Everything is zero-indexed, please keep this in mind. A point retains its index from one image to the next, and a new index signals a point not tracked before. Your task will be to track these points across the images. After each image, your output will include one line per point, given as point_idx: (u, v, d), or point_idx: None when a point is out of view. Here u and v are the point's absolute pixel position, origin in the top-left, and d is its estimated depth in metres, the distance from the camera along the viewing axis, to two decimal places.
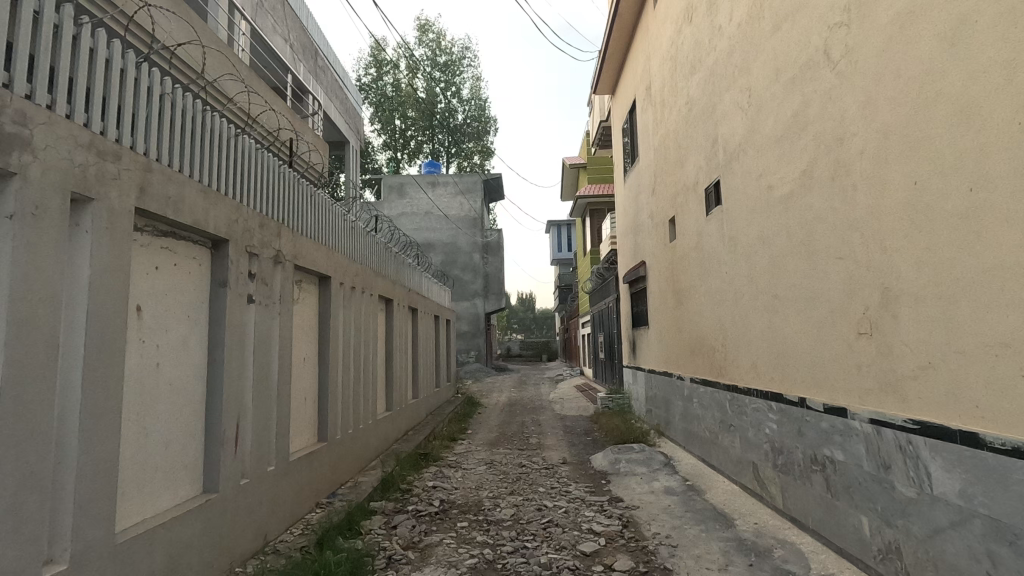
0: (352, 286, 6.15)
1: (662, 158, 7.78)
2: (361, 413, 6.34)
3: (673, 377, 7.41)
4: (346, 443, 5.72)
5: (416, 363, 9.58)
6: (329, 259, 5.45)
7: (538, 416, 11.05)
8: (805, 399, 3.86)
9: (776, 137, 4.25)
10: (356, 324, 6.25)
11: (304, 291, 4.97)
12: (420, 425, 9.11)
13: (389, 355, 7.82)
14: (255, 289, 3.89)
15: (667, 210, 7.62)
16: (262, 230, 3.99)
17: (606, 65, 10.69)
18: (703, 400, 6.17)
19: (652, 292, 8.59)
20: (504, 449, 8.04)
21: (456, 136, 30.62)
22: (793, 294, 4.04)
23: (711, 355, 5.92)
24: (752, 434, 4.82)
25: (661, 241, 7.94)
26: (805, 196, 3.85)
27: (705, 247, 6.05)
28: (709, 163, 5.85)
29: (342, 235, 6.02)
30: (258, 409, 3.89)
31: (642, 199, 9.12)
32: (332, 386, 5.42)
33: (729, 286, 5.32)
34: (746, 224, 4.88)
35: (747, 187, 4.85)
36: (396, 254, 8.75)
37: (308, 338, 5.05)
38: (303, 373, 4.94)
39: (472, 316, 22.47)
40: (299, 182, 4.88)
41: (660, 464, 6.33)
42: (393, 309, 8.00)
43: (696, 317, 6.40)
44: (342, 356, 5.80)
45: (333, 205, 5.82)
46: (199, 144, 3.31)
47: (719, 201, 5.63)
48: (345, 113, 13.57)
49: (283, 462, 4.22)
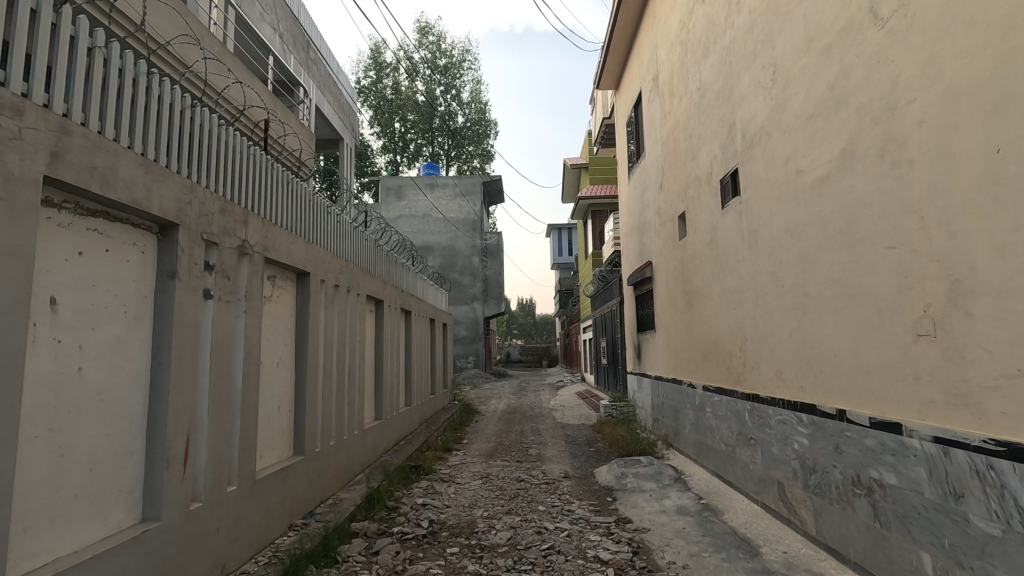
0: (337, 285, 5.65)
1: (671, 150, 7.29)
2: (346, 422, 5.83)
3: (683, 385, 6.90)
4: (327, 456, 5.21)
5: (409, 369, 9.05)
6: (309, 254, 4.93)
7: (538, 425, 10.53)
8: (845, 412, 3.36)
9: (808, 114, 3.77)
10: (341, 326, 5.75)
11: (278, 288, 4.47)
12: (412, 435, 8.59)
13: (380, 360, 7.31)
14: (215, 283, 3.39)
15: (677, 206, 7.12)
16: (224, 217, 3.49)
17: (611, 57, 10.21)
18: (718, 410, 5.65)
19: (660, 294, 8.09)
20: (501, 461, 7.52)
21: (456, 138, 30.21)
22: (829, 291, 3.54)
23: (727, 361, 5.41)
24: (776, 450, 4.31)
25: (670, 240, 7.45)
26: (845, 178, 3.35)
27: (720, 244, 5.56)
28: (725, 151, 5.36)
29: (325, 229, 5.52)
30: (216, 420, 3.39)
31: (649, 196, 8.64)
32: (310, 394, 4.91)
33: (749, 285, 4.83)
34: (771, 214, 4.39)
35: (771, 175, 4.37)
36: (388, 254, 8.26)
37: (282, 340, 4.54)
38: (277, 379, 4.44)
39: (471, 320, 21.96)
40: (275, 167, 4.40)
41: (670, 480, 5.82)
42: (385, 311, 7.50)
43: (710, 320, 5.89)
44: (324, 361, 5.30)
45: (316, 196, 5.34)
46: (141, 112, 2.83)
47: (737, 192, 5.14)
48: (339, 109, 13.11)
49: (249, 481, 3.72)
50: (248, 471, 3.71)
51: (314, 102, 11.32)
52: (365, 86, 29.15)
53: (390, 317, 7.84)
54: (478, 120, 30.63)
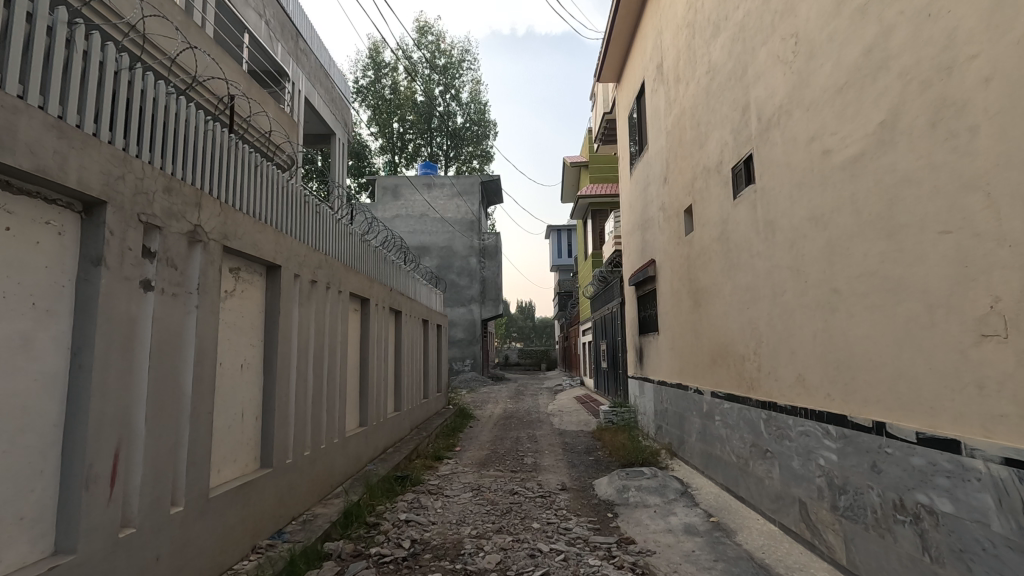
0: (314, 280, 5.18)
1: (676, 140, 6.86)
2: (324, 430, 5.37)
3: (689, 391, 6.44)
4: (302, 468, 4.75)
5: (399, 373, 8.60)
6: (280, 245, 4.48)
7: (535, 431, 10.07)
8: (884, 425, 2.91)
9: (837, 86, 3.33)
10: (319, 325, 5.30)
11: (242, 281, 4.03)
12: (401, 442, 8.12)
13: (365, 363, 6.85)
14: (157, 273, 2.94)
15: (683, 199, 6.67)
16: (170, 197, 3.04)
17: (612, 47, 9.78)
18: (728, 417, 5.19)
19: (663, 293, 7.64)
20: (495, 471, 7.05)
21: (455, 139, 29.79)
22: (864, 284, 3.09)
23: (739, 365, 4.96)
24: (798, 465, 3.86)
25: (675, 236, 7.01)
26: (884, 155, 2.91)
27: (731, 238, 5.12)
28: (738, 137, 4.92)
29: (301, 219, 5.06)
30: (158, 430, 2.94)
31: (652, 189, 8.20)
32: (281, 399, 4.46)
33: (765, 281, 4.38)
34: (790, 202, 3.94)
35: (790, 158, 3.94)
36: (377, 250, 7.81)
37: (246, 340, 4.09)
38: (240, 383, 3.99)
39: (468, 322, 21.50)
40: (239, 146, 3.96)
41: (676, 495, 5.36)
42: (371, 310, 7.04)
43: (720, 320, 5.44)
44: (299, 363, 4.85)
45: (291, 182, 4.90)
46: (53, 67, 2.40)
47: (751, 180, 4.70)
48: (331, 103, 12.67)
49: (200, 499, 3.27)
50: (199, 489, 3.25)
51: (303, 93, 10.90)
52: (363, 86, 28.75)
53: (377, 317, 7.39)
54: (477, 120, 30.21)
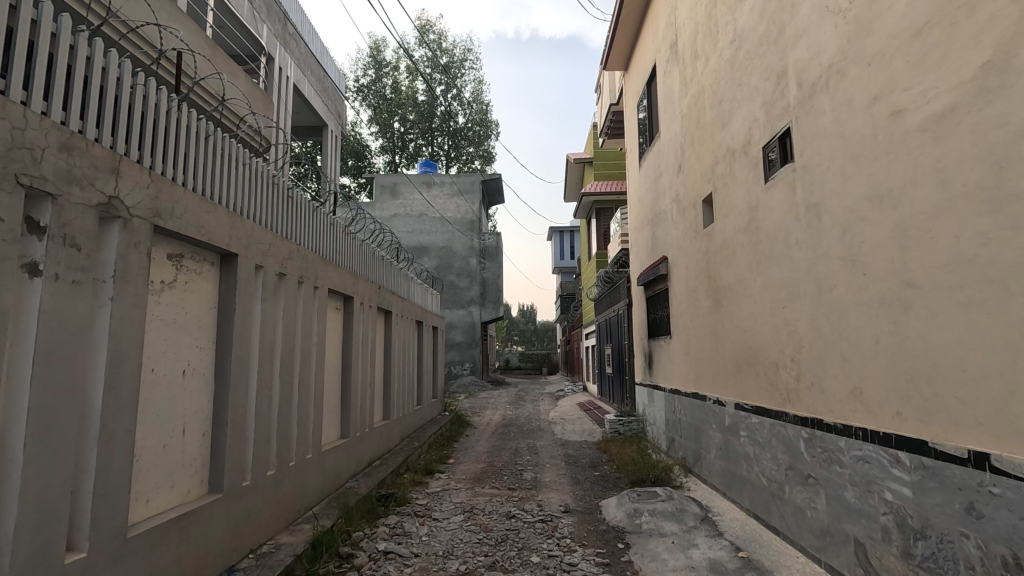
0: (283, 273, 4.51)
1: (694, 123, 6.18)
2: (295, 445, 4.71)
3: (708, 401, 5.76)
4: (266, 490, 4.11)
5: (388, 378, 7.93)
6: (237, 229, 3.81)
7: (535, 441, 9.38)
8: (988, 457, 2.24)
9: (913, 30, 2.69)
10: (289, 325, 4.64)
11: (185, 271, 3.37)
12: (389, 454, 7.44)
13: (348, 368, 6.20)
14: (49, 254, 2.29)
15: (701, 188, 6.00)
16: (71, 158, 2.40)
17: (620, 28, 9.07)
18: (757, 433, 4.52)
19: (677, 293, 6.97)
20: (490, 489, 6.36)
21: (456, 138, 29.15)
22: (956, 274, 2.43)
23: (771, 374, 4.28)
24: (852, 498, 3.19)
25: (692, 230, 6.33)
26: (992, 105, 2.25)
27: (762, 227, 4.46)
28: (770, 110, 4.26)
29: (268, 201, 4.38)
30: (51, 456, 2.28)
31: (664, 180, 7.53)
32: (238, 410, 3.81)
33: (806, 275, 3.72)
34: (843, 179, 3.29)
35: (843, 126, 3.28)
36: (366, 245, 7.13)
37: (191, 341, 3.43)
38: (183, 393, 3.34)
39: (468, 325, 20.79)
40: (182, 110, 3.31)
41: (695, 522, 4.69)
42: (354, 309, 6.38)
43: (746, 322, 4.78)
44: (265, 369, 4.21)
45: (258, 162, 4.26)
46: None
47: (788, 159, 4.05)
48: (323, 94, 12.02)
49: (118, 537, 2.62)
50: (114, 527, 2.60)
51: (292, 81, 10.27)
52: (363, 84, 28.13)
53: (362, 318, 6.73)
54: (478, 120, 29.56)
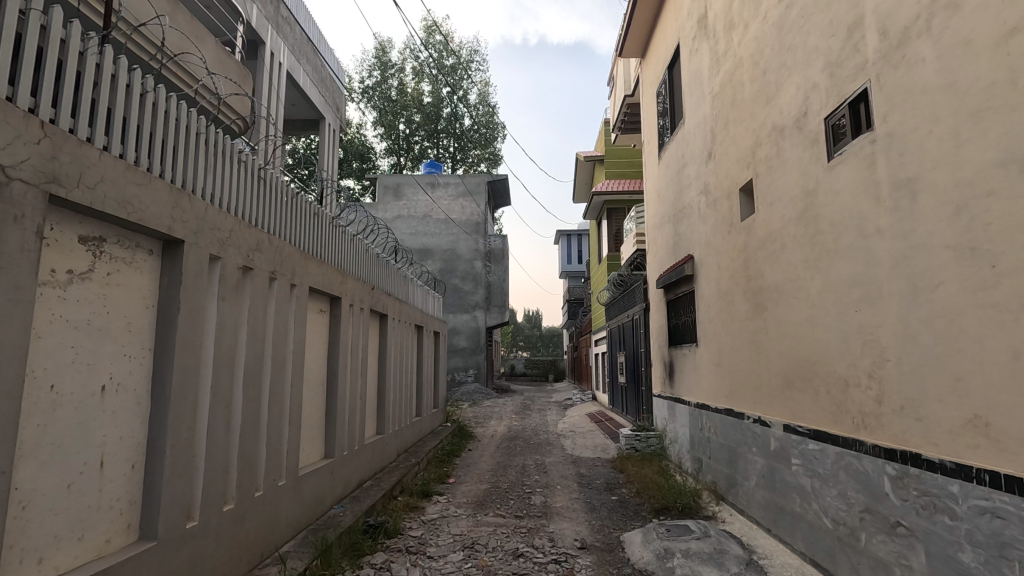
0: (249, 268, 3.79)
1: (729, 103, 5.43)
2: (264, 471, 3.99)
3: (747, 420, 4.98)
4: (221, 531, 3.37)
5: (383, 389, 7.18)
6: (184, 208, 3.07)
7: (544, 458, 8.59)
8: None
9: None
10: (259, 329, 3.92)
11: (108, 259, 2.67)
12: (383, 473, 6.69)
13: (333, 378, 5.47)
14: None
15: (738, 176, 5.25)
16: None
17: (639, 9, 8.34)
18: (817, 464, 3.75)
19: (706, 296, 6.20)
20: (494, 516, 5.58)
21: (462, 141, 28.49)
22: None
23: (837, 393, 3.51)
24: (972, 562, 2.43)
25: (726, 224, 5.58)
26: None
27: (823, 213, 3.71)
28: (837, 72, 3.53)
29: (230, 179, 3.63)
30: None
31: (690, 170, 6.77)
32: (187, 434, 3.09)
33: (894, 270, 2.95)
34: (953, 145, 2.56)
35: (958, 75, 2.54)
36: (360, 240, 6.40)
37: (119, 347, 2.72)
38: (105, 414, 2.63)
39: (472, 330, 20.03)
40: (99, 52, 2.59)
41: (739, 568, 3.91)
42: (342, 312, 5.65)
43: (800, 330, 4.02)
44: (225, 382, 3.48)
45: (218, 135, 3.55)
46: None
47: (861, 129, 3.31)
48: (320, 83, 11.33)
49: None
50: None
51: (285, 68, 9.56)
52: (368, 86, 27.55)
53: (352, 321, 5.99)
54: (485, 122, 28.91)
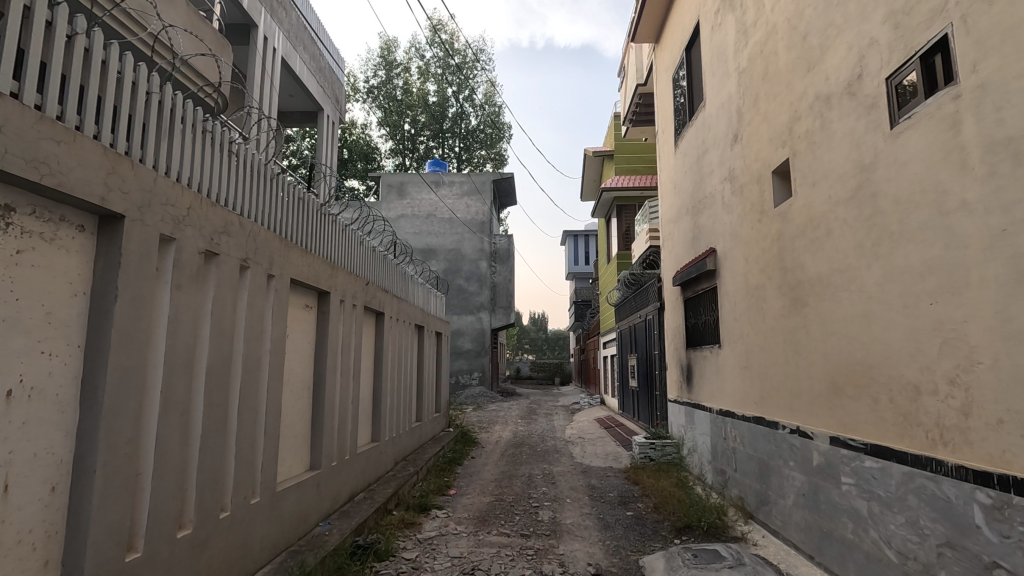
0: (215, 253, 3.28)
1: (760, 78, 4.89)
2: (233, 488, 3.47)
3: (782, 431, 4.42)
4: (174, 563, 2.85)
5: (379, 393, 6.66)
6: (127, 176, 2.56)
7: (552, 467, 8.02)
8: None
9: None
10: (227, 325, 3.41)
11: (18, 235, 2.16)
12: (377, 485, 6.16)
13: (320, 380, 4.96)
14: None
15: (771, 157, 4.70)
16: None
17: None
18: (876, 485, 3.19)
19: (731, 292, 5.64)
20: (498, 535, 5.04)
21: (468, 140, 27.99)
22: None
23: (905, 402, 2.96)
24: None
25: (755, 212, 5.03)
26: None
27: (883, 190, 3.17)
28: (904, 22, 2.99)
29: (188, 148, 3.11)
30: None
31: (712, 155, 6.21)
32: (132, 447, 2.58)
33: (991, 252, 2.42)
34: None
35: None
36: (353, 231, 5.88)
37: (33, 343, 2.22)
38: (11, 426, 2.12)
39: (476, 331, 19.50)
40: None
41: None
42: (330, 309, 5.12)
43: (851, 328, 3.46)
44: (182, 387, 2.97)
45: (172, 96, 3.03)
46: None
47: (937, 87, 2.78)
48: (320, 74, 10.93)
49: None
50: None
51: (280, 54, 9.08)
52: (373, 85, 27.16)
53: (343, 318, 5.47)
54: (491, 121, 28.47)
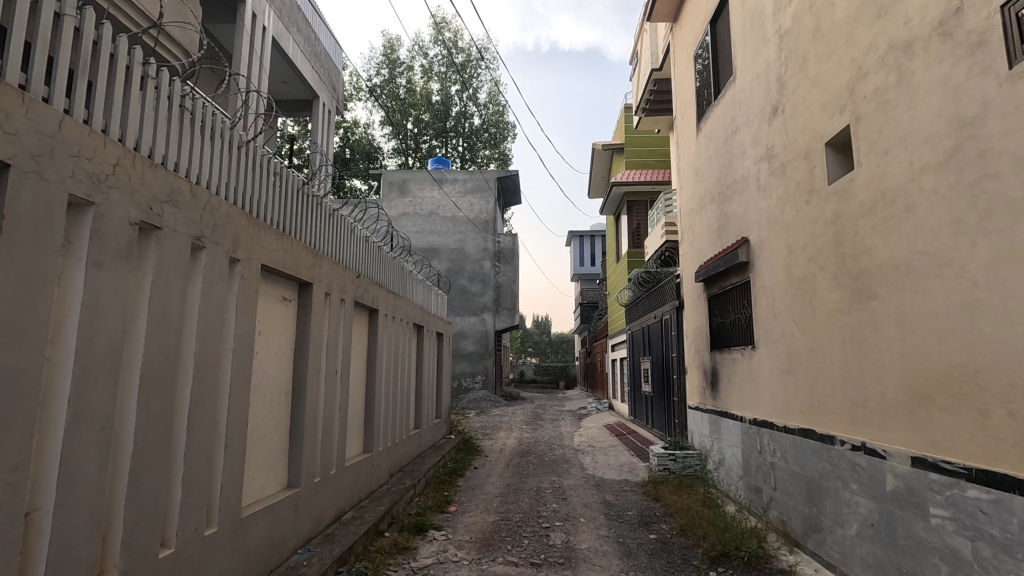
0: (156, 227, 2.64)
1: (808, 37, 4.23)
2: (183, 518, 2.83)
3: (841, 448, 3.73)
4: None
5: (371, 398, 6.01)
6: (14, 111, 1.92)
7: (563, 479, 7.33)
8: None
9: None
10: (176, 317, 2.77)
11: None
12: (369, 502, 5.50)
13: (301, 385, 4.31)
14: None
15: (823, 127, 4.05)
16: None
17: None
18: (987, 523, 2.53)
19: (770, 286, 4.97)
20: (504, 565, 4.35)
21: (471, 139, 27.38)
22: None
23: None
24: None
25: (801, 193, 4.38)
26: None
27: (995, 149, 2.52)
28: None
29: (121, 94, 2.47)
30: None
31: (744, 134, 5.55)
32: (24, 473, 1.95)
33: None
34: None
35: None
36: (342, 216, 5.22)
37: None
38: None
39: (480, 334, 18.83)
40: None
41: None
42: (313, 302, 4.47)
43: (944, 323, 2.80)
44: (109, 393, 2.34)
45: (97, 26, 2.38)
46: None
47: None
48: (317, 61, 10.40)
49: None
50: None
51: (271, 34, 8.46)
52: (375, 83, 26.58)
53: (329, 314, 4.82)
54: (495, 121, 27.87)
